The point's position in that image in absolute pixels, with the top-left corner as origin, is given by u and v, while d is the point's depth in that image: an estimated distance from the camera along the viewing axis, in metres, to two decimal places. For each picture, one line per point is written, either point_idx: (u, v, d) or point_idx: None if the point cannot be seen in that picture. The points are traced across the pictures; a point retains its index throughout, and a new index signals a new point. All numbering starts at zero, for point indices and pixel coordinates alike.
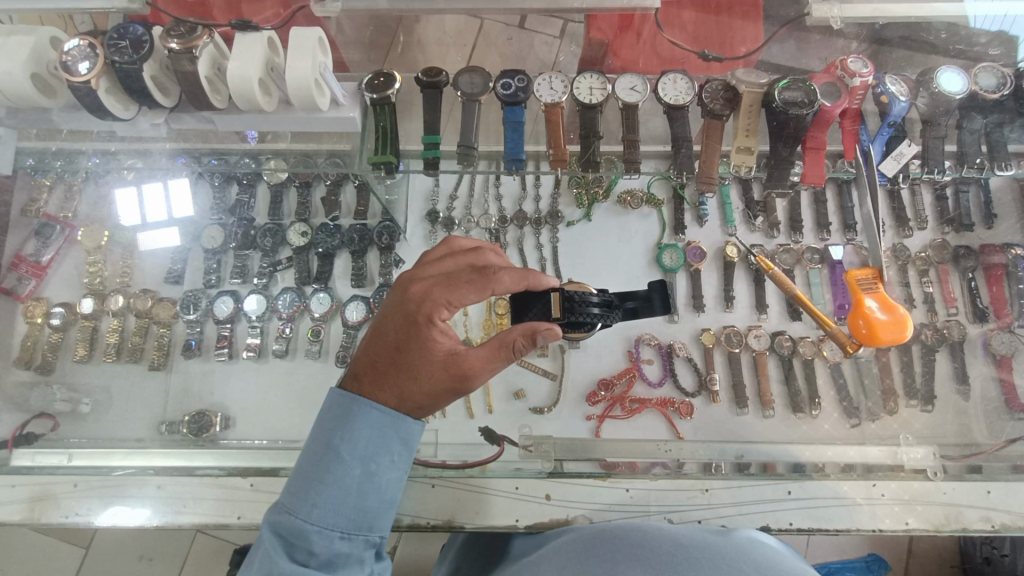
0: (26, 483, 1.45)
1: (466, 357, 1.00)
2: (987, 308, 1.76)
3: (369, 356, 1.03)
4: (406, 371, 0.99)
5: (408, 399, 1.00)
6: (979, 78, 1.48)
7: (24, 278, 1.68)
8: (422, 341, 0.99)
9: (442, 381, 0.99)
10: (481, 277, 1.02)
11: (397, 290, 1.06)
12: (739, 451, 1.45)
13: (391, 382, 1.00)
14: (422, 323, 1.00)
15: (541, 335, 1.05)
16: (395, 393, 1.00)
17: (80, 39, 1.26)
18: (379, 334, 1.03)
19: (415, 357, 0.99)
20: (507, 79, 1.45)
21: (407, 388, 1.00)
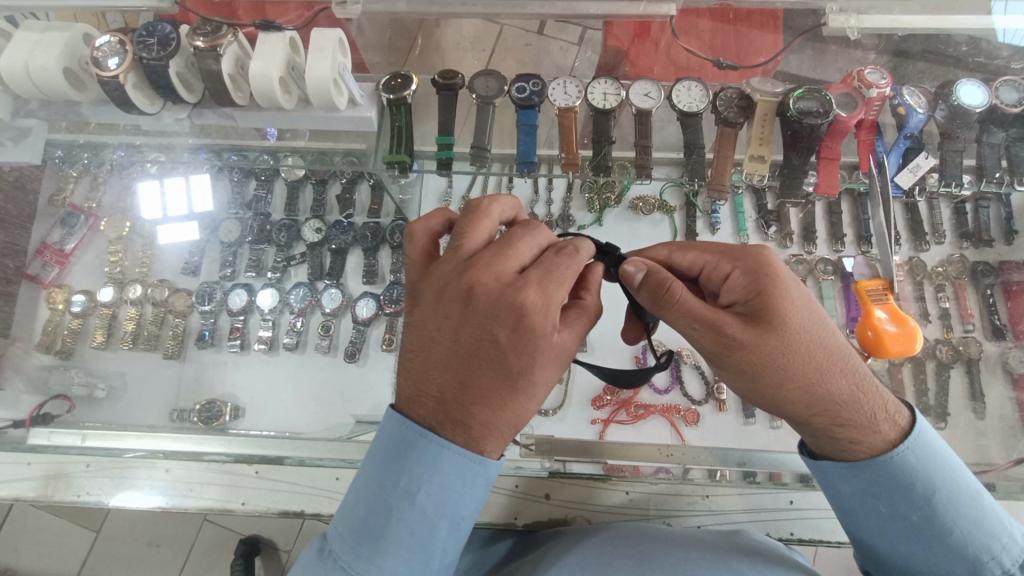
0: (42, 461, 1.49)
1: (573, 342, 0.91)
2: (1005, 325, 1.72)
3: (478, 392, 0.83)
4: (532, 387, 0.85)
5: (528, 416, 0.87)
6: (999, 91, 1.46)
7: (49, 265, 1.72)
8: (550, 346, 0.86)
9: (559, 378, 0.90)
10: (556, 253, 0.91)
11: (481, 312, 0.86)
12: (743, 458, 1.42)
13: (515, 408, 0.84)
14: (545, 328, 0.85)
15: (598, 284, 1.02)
16: (519, 419, 0.86)
17: (111, 35, 1.30)
18: (488, 364, 0.84)
19: (542, 366, 0.85)
20: (522, 83, 1.47)
21: (531, 407, 0.86)
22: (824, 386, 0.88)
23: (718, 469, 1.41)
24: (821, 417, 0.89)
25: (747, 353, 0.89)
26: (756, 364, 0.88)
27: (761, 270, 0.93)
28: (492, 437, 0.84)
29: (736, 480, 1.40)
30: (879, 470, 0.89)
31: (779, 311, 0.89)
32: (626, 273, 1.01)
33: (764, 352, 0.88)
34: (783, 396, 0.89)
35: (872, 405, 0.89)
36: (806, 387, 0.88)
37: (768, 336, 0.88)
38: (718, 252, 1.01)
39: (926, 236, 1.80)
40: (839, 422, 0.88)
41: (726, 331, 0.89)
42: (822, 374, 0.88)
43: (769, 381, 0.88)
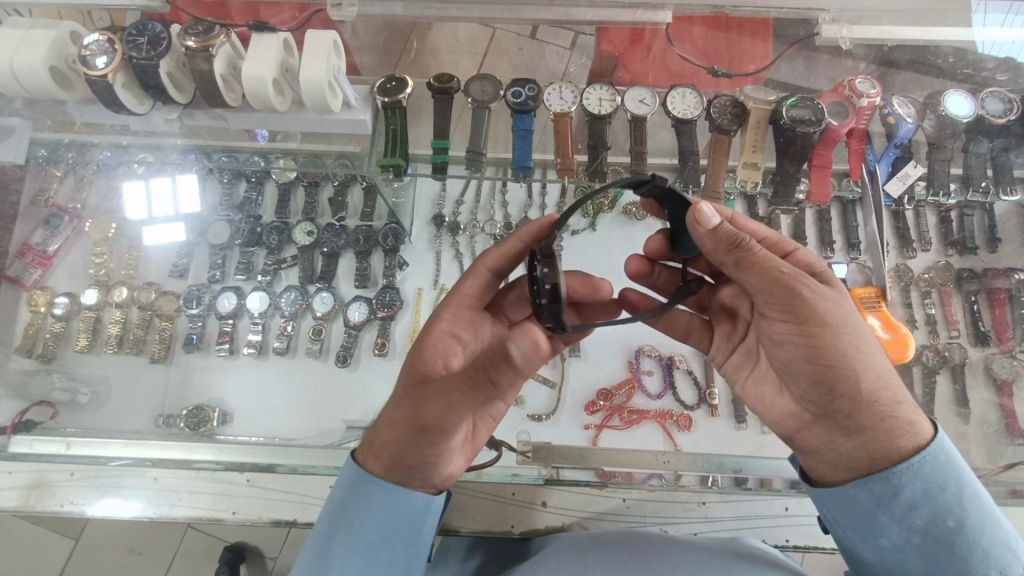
0: (25, 470, 1.46)
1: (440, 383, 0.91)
2: (988, 332, 1.76)
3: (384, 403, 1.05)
4: (402, 401, 0.98)
5: (391, 439, 0.97)
6: (985, 102, 1.49)
7: (30, 267, 1.69)
8: (411, 365, 0.99)
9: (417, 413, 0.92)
10: (472, 267, 1.10)
11: None
12: (737, 465, 1.44)
13: (384, 423, 0.99)
14: (423, 345, 1.01)
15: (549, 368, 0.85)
16: (387, 431, 0.98)
17: (100, 33, 1.28)
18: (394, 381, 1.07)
19: (409, 381, 0.98)
20: (518, 87, 1.47)
21: (396, 422, 0.97)
22: (885, 366, 0.94)
23: (710, 475, 1.42)
24: (884, 391, 0.92)
25: (832, 312, 0.91)
26: (843, 325, 0.91)
27: (817, 258, 1.04)
28: (373, 443, 1.02)
29: (728, 486, 1.41)
30: (914, 472, 0.91)
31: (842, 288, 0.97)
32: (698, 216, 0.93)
33: (845, 315, 0.92)
34: (862, 365, 0.91)
35: (909, 396, 0.97)
36: (875, 362, 0.92)
37: (846, 300, 0.93)
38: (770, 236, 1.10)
39: (912, 242, 1.83)
40: (899, 400, 0.94)
41: (809, 290, 0.91)
42: (884, 353, 0.95)
43: (851, 345, 0.91)
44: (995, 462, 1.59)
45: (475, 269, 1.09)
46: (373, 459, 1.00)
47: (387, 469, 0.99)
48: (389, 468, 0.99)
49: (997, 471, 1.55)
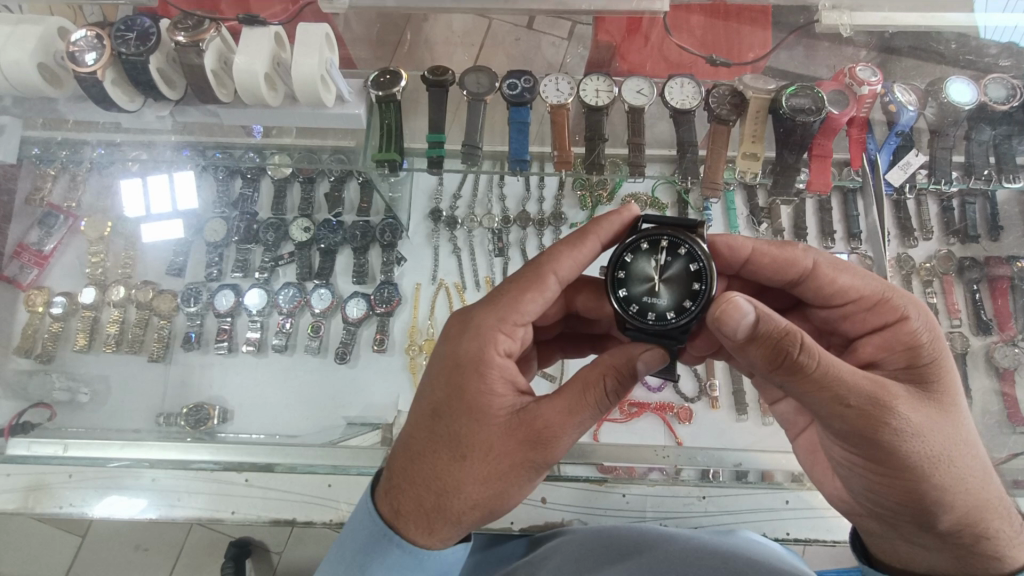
0: (23, 472, 1.44)
1: (542, 413, 0.83)
2: (990, 320, 1.74)
3: (412, 435, 0.88)
4: (459, 444, 0.84)
5: (455, 487, 0.83)
6: (988, 89, 1.47)
7: (27, 267, 1.68)
8: (474, 397, 0.85)
9: (514, 449, 0.83)
10: (537, 275, 0.93)
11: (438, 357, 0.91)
12: (737, 459, 1.48)
13: (436, 463, 0.84)
14: (475, 371, 0.86)
15: (641, 363, 0.90)
16: (439, 482, 0.84)
17: (88, 29, 1.26)
18: (422, 404, 0.89)
19: (465, 419, 0.84)
20: (514, 80, 1.44)
21: (454, 469, 0.84)
22: (980, 491, 0.87)
23: (708, 470, 1.45)
24: (963, 525, 0.87)
25: (920, 446, 0.81)
26: (929, 460, 0.83)
27: (928, 341, 0.90)
28: (408, 495, 0.86)
29: (728, 480, 1.44)
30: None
31: (944, 394, 0.86)
32: (729, 315, 0.79)
33: (937, 442, 0.82)
34: (947, 500, 0.85)
35: (1011, 519, 0.90)
36: (968, 490, 0.86)
37: (942, 421, 0.84)
38: (877, 294, 0.97)
39: (913, 232, 1.81)
40: (981, 531, 0.88)
41: (898, 418, 0.80)
42: (981, 477, 0.87)
43: (931, 486, 0.84)
44: (998, 451, 1.56)
45: (542, 276, 0.93)
46: (413, 516, 0.85)
47: (435, 526, 0.85)
48: (439, 524, 0.85)
49: (1001, 460, 1.52)
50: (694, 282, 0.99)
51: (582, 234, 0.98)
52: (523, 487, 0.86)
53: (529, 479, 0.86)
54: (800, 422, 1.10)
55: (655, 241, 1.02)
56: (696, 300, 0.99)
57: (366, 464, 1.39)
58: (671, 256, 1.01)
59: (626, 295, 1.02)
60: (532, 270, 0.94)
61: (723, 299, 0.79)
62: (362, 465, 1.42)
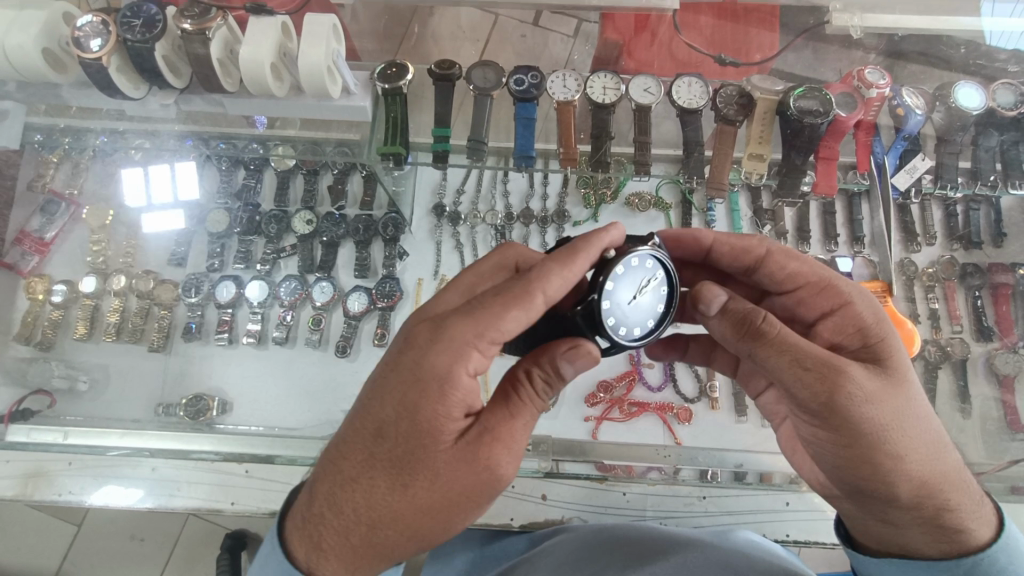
0: (21, 459, 1.45)
1: (492, 429, 0.83)
2: (992, 327, 1.74)
3: (354, 454, 0.83)
4: (404, 470, 0.81)
5: (394, 509, 0.83)
6: (996, 94, 1.46)
7: (28, 254, 1.67)
8: (424, 421, 0.81)
9: (461, 473, 0.82)
10: (523, 291, 0.83)
11: (392, 370, 0.84)
12: (737, 460, 1.49)
13: (377, 486, 0.82)
14: (434, 397, 0.80)
15: (565, 362, 0.88)
16: (378, 506, 0.82)
17: (93, 15, 1.25)
18: (367, 420, 0.83)
19: (413, 445, 0.81)
20: (520, 75, 1.44)
21: (393, 493, 0.82)
22: (936, 465, 0.86)
23: (708, 470, 1.46)
24: (927, 501, 0.86)
25: (871, 415, 0.82)
26: (882, 430, 0.83)
27: (871, 319, 0.92)
28: (338, 516, 0.84)
29: (727, 480, 1.45)
30: (991, 564, 0.87)
31: (895, 368, 0.87)
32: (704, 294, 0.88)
33: (889, 413, 0.83)
34: (905, 473, 0.84)
35: (970, 494, 0.89)
36: (924, 463, 0.85)
37: (895, 392, 0.84)
38: (822, 280, 0.97)
39: (917, 236, 1.81)
40: (946, 506, 0.87)
41: (846, 386, 0.81)
42: (936, 451, 0.86)
43: (890, 457, 0.84)
44: (997, 458, 1.55)
45: (529, 295, 0.83)
46: (344, 536, 0.84)
47: (366, 549, 0.85)
48: (370, 547, 0.85)
49: (1000, 467, 1.51)
50: (661, 305, 0.98)
51: (574, 251, 0.87)
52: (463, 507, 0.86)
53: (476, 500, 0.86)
54: (779, 412, 1.10)
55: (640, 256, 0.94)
56: (654, 322, 0.98)
57: None
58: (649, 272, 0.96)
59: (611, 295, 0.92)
60: (520, 291, 0.83)
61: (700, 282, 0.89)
62: None
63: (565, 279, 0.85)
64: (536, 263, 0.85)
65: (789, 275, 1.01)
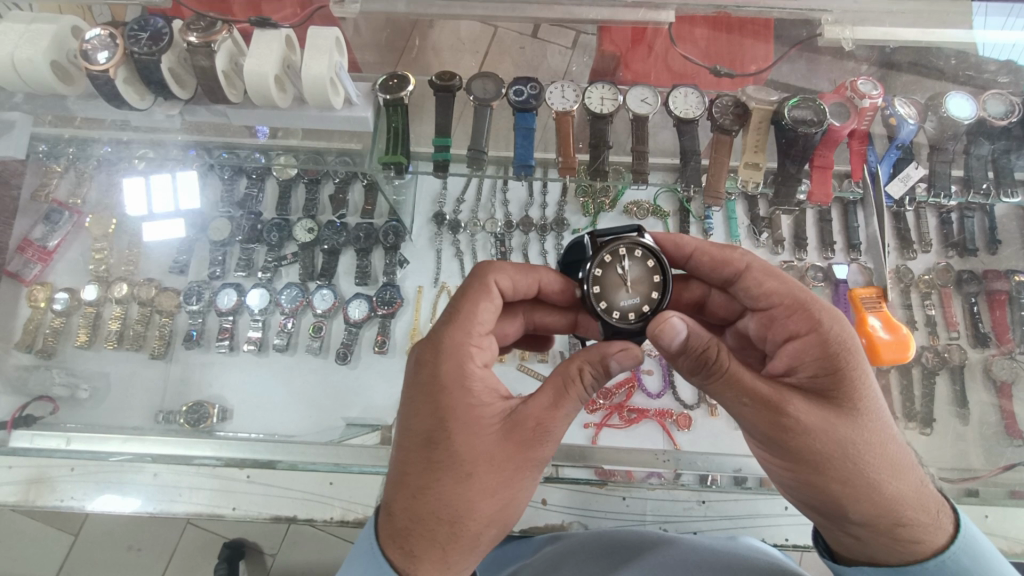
0: (23, 466, 1.45)
1: (532, 411, 0.85)
2: (988, 333, 1.76)
3: (408, 469, 0.84)
4: (461, 465, 0.83)
5: (467, 508, 0.82)
6: (987, 104, 1.49)
7: (31, 262, 1.69)
8: (461, 414, 0.85)
9: (516, 454, 0.84)
10: (482, 286, 0.96)
11: (412, 382, 0.90)
12: (737, 464, 1.45)
13: (441, 491, 0.82)
14: (457, 389, 0.86)
15: (615, 362, 0.89)
16: (451, 509, 0.82)
17: (101, 28, 1.27)
18: (407, 433, 0.87)
19: (462, 437, 0.84)
20: (519, 86, 1.48)
21: (462, 490, 0.82)
22: (895, 487, 0.86)
23: (708, 475, 1.43)
24: (886, 519, 0.86)
25: (815, 439, 0.85)
26: (828, 455, 0.85)
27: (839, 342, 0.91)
28: (415, 534, 0.82)
29: (727, 485, 1.42)
30: (957, 566, 0.87)
31: (856, 393, 0.88)
32: (667, 332, 0.88)
33: (837, 439, 0.85)
34: (853, 496, 0.85)
35: (928, 508, 0.88)
36: (878, 486, 0.86)
37: (841, 421, 0.86)
38: (796, 302, 0.98)
39: (913, 244, 1.83)
40: (901, 523, 0.87)
41: (791, 412, 0.85)
42: (893, 473, 0.87)
43: (836, 480, 0.86)
44: (994, 463, 1.57)
45: (488, 288, 0.96)
46: (426, 552, 0.82)
47: (454, 558, 0.83)
48: (456, 555, 0.83)
49: (998, 472, 1.52)
50: (658, 279, 1.03)
51: (529, 265, 1.03)
52: (531, 487, 0.87)
53: (535, 478, 0.87)
54: None
55: (615, 250, 1.02)
56: (664, 290, 1.02)
57: (367, 463, 1.39)
58: (630, 260, 1.03)
59: (606, 305, 1.01)
60: (478, 284, 0.96)
61: (660, 320, 0.88)
62: (363, 465, 1.40)
63: (520, 284, 1.02)
64: (488, 263, 1.00)
65: (762, 293, 1.02)
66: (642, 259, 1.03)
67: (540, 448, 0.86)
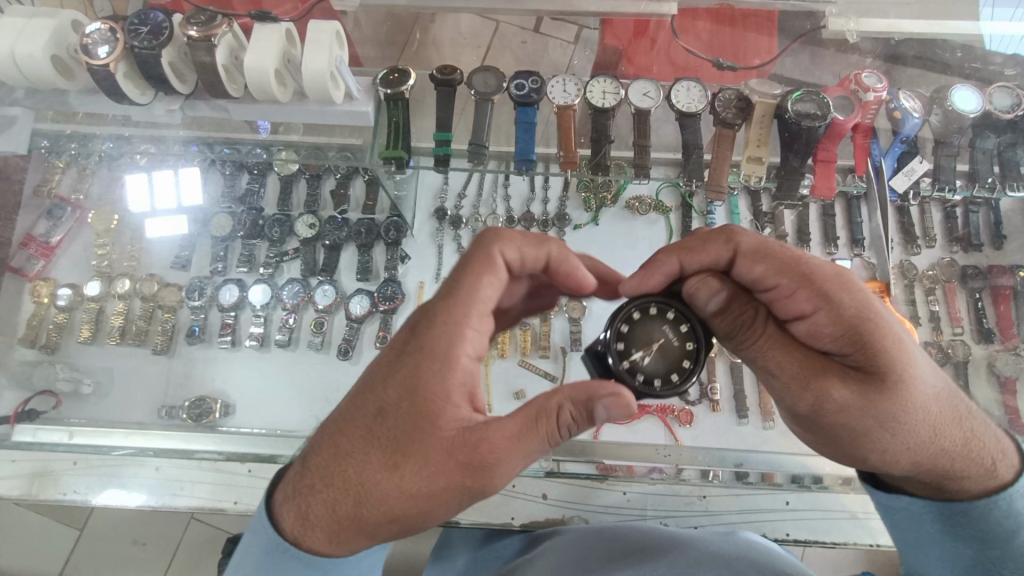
0: (28, 459, 1.46)
1: (489, 435, 0.82)
2: (993, 328, 1.75)
3: (343, 435, 0.84)
4: (394, 454, 0.81)
5: (377, 494, 0.81)
6: (993, 97, 1.47)
7: (33, 258, 1.69)
8: (420, 402, 0.83)
9: (455, 467, 0.82)
10: (487, 258, 0.93)
11: (396, 349, 0.89)
12: (738, 460, 1.49)
13: (364, 470, 0.81)
14: (432, 373, 0.85)
15: (601, 407, 0.87)
16: (360, 491, 0.81)
17: (102, 22, 1.27)
18: (364, 398, 0.86)
19: (409, 424, 0.82)
20: (521, 80, 1.46)
21: (381, 478, 0.81)
22: (935, 449, 0.87)
23: (709, 470, 1.46)
24: (928, 474, 0.89)
25: (850, 418, 0.86)
26: (859, 433, 0.86)
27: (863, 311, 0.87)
28: (318, 501, 0.81)
29: (728, 480, 1.46)
30: (1004, 509, 0.89)
31: (889, 367, 0.85)
32: (700, 292, 0.99)
33: (871, 418, 0.85)
34: (888, 463, 0.88)
35: (977, 456, 0.89)
36: (915, 452, 0.87)
37: (876, 397, 0.85)
38: (800, 276, 0.90)
39: (917, 239, 1.81)
40: (947, 476, 0.89)
41: (829, 395, 0.86)
42: (935, 433, 0.87)
43: (873, 451, 0.87)
44: None
45: (492, 260, 0.94)
46: (322, 523, 0.81)
47: (345, 537, 0.82)
48: (351, 535, 0.82)
49: None
50: (689, 342, 1.03)
51: (541, 238, 1.00)
52: (457, 506, 0.84)
53: (464, 501, 0.84)
54: None
55: (643, 307, 1.04)
56: (697, 342, 1.02)
57: None
58: (659, 317, 1.04)
59: (624, 347, 1.02)
60: (484, 256, 0.94)
61: (693, 283, 1.00)
62: None
63: (528, 254, 0.99)
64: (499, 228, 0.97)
65: (756, 277, 0.94)
66: (670, 318, 1.04)
67: (485, 478, 0.83)
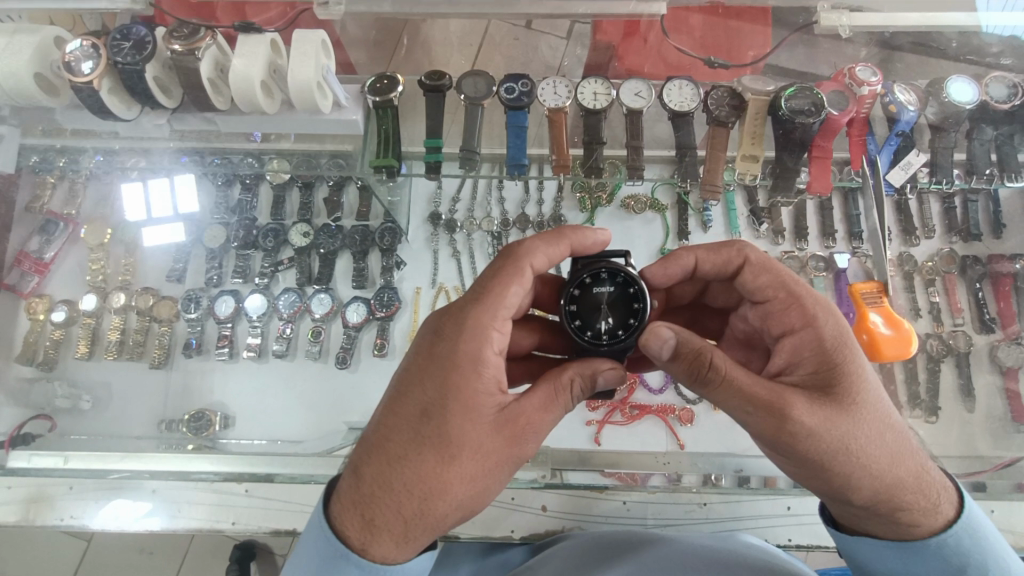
0: (23, 485, 1.47)
1: (525, 409, 0.87)
2: (993, 319, 1.73)
3: (393, 438, 0.84)
4: (447, 446, 0.82)
5: (442, 487, 0.81)
6: (989, 88, 1.45)
7: (27, 275, 1.68)
8: (463, 397, 0.84)
9: (503, 445, 0.85)
10: (516, 266, 0.93)
11: (423, 353, 0.89)
12: (739, 465, 1.44)
13: (423, 466, 0.82)
14: (470, 371, 0.85)
15: (603, 377, 0.98)
16: (424, 486, 0.81)
17: (83, 39, 1.25)
18: (406, 402, 0.85)
19: (457, 418, 0.83)
20: (511, 83, 1.43)
21: (440, 471, 0.81)
22: (901, 473, 0.85)
23: (711, 475, 1.42)
24: (885, 507, 0.86)
25: (820, 441, 0.82)
26: (829, 451, 0.83)
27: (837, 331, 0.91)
28: (379, 506, 0.81)
29: (730, 486, 1.40)
30: (958, 543, 0.88)
31: (855, 385, 0.86)
32: (653, 338, 0.89)
33: (845, 432, 0.83)
34: (853, 483, 0.84)
35: (932, 487, 0.88)
36: (884, 474, 0.84)
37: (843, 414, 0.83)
38: (792, 294, 0.97)
39: (915, 232, 1.80)
40: (903, 508, 0.86)
41: (793, 413, 0.83)
42: (893, 459, 0.85)
43: (842, 467, 0.84)
44: (1002, 452, 1.55)
45: (520, 269, 0.94)
46: (388, 526, 0.81)
47: (413, 534, 0.82)
48: (417, 531, 0.82)
49: (1006, 462, 1.51)
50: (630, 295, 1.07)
51: (559, 233, 1.01)
52: (503, 483, 0.87)
53: (509, 474, 0.88)
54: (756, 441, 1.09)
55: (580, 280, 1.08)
56: (642, 299, 1.07)
57: None
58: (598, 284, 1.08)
59: (582, 324, 1.07)
60: (512, 264, 0.93)
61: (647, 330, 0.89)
62: None
63: (550, 250, 0.99)
64: (516, 242, 0.97)
65: (759, 287, 1.01)
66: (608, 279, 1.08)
67: (523, 447, 0.87)
